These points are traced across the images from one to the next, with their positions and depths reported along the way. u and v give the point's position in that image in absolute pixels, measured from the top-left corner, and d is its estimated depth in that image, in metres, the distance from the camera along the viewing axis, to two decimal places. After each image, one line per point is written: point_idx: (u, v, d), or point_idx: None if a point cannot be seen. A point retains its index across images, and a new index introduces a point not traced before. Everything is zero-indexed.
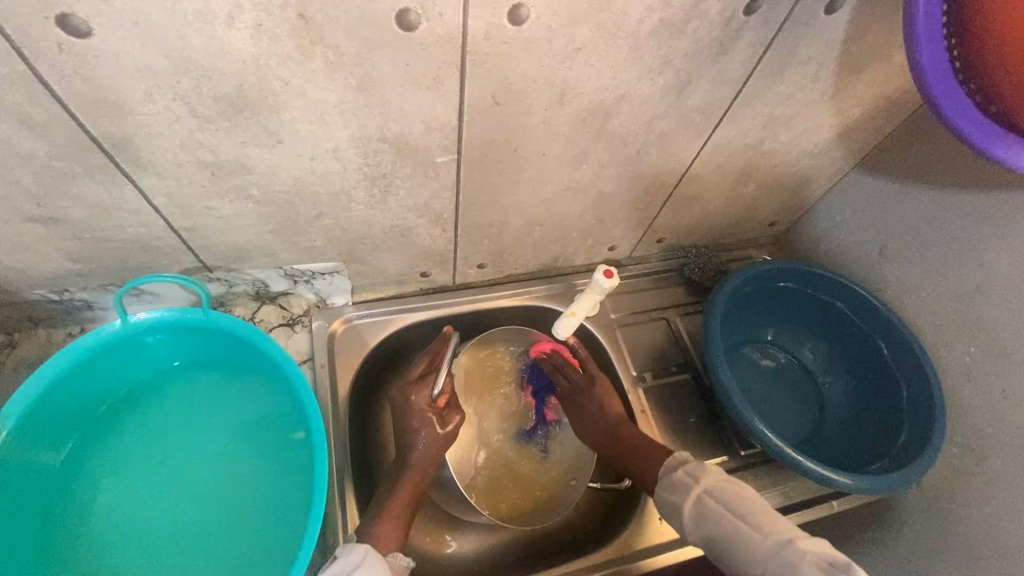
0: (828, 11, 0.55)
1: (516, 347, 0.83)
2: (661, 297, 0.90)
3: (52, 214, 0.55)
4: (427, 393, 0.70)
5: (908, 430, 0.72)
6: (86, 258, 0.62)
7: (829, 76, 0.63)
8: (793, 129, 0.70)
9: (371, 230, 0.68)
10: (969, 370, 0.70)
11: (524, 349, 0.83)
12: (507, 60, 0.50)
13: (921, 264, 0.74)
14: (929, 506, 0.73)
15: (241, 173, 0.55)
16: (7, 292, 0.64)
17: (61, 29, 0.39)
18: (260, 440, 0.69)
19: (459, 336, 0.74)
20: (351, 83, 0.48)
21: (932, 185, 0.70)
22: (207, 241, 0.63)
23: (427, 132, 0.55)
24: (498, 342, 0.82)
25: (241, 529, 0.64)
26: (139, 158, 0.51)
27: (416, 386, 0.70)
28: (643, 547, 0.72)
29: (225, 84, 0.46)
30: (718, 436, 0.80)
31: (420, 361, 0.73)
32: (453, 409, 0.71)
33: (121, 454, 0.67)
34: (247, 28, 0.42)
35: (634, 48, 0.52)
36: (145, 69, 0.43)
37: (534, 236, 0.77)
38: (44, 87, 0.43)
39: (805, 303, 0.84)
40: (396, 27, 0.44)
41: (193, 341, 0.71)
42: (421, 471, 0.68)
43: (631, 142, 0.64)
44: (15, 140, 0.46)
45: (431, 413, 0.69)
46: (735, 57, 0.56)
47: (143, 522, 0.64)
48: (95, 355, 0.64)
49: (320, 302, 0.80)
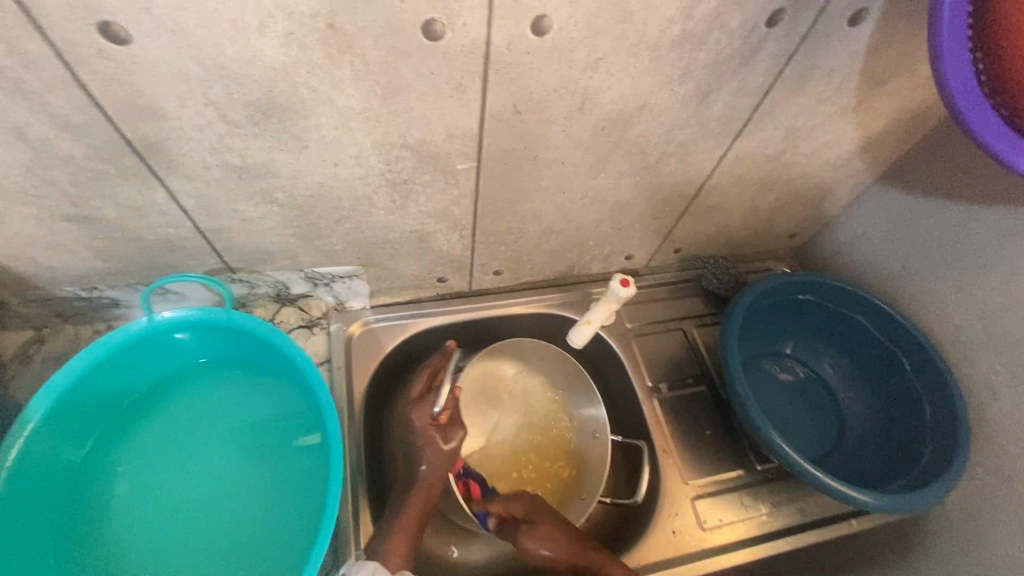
0: (852, 24, 0.55)
1: (525, 357, 0.86)
2: (678, 307, 0.90)
3: (86, 213, 0.57)
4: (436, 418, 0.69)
5: (932, 448, 0.71)
6: (116, 257, 0.64)
7: (852, 88, 0.63)
8: (815, 141, 0.70)
9: (391, 234, 0.69)
10: (995, 389, 0.69)
11: (529, 360, 0.86)
12: (529, 69, 0.50)
13: (944, 279, 0.73)
14: (952, 527, 0.71)
15: (268, 176, 0.56)
16: (40, 289, 0.67)
17: (102, 36, 0.41)
18: (277, 443, 0.70)
19: (459, 353, 0.77)
20: (376, 91, 0.49)
21: (957, 200, 0.69)
22: (231, 243, 0.65)
23: (448, 139, 0.56)
24: (503, 354, 0.85)
25: (256, 530, 0.65)
26: (170, 161, 0.52)
27: (418, 404, 0.71)
28: (656, 560, 0.70)
29: (256, 91, 0.47)
30: (735, 450, 0.79)
31: (421, 377, 0.74)
32: (456, 425, 0.72)
33: (142, 452, 0.69)
34: (278, 37, 0.43)
35: (655, 59, 0.52)
36: (180, 75, 0.45)
37: (551, 244, 0.78)
38: (84, 92, 0.44)
39: (824, 316, 0.83)
40: (421, 36, 0.45)
41: (216, 342, 0.72)
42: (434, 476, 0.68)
43: (650, 152, 0.64)
44: (55, 143, 0.48)
45: (432, 430, 0.69)
46: (757, 69, 0.56)
47: (159, 521, 0.65)
48: (121, 351, 0.66)
49: (338, 305, 0.81)
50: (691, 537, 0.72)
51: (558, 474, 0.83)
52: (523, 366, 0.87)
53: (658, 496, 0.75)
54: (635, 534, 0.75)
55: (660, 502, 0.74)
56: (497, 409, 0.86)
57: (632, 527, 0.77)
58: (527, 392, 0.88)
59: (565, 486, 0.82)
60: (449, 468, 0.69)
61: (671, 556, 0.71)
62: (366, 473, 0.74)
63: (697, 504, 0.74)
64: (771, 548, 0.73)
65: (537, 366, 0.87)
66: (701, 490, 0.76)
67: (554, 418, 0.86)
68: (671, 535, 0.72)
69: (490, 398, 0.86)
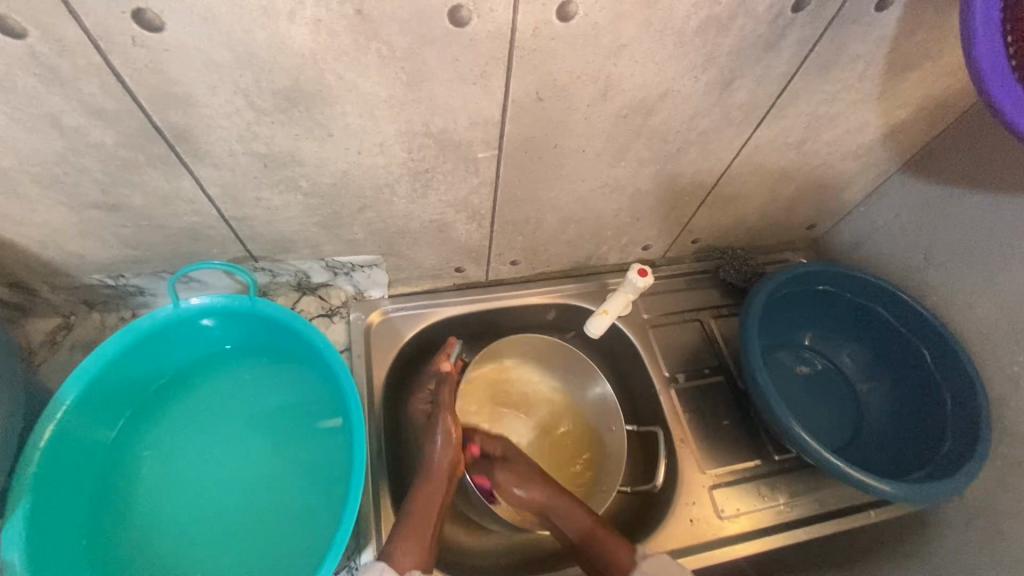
0: (879, 9, 0.54)
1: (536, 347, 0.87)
2: (695, 298, 0.90)
3: (115, 201, 0.58)
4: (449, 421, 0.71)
5: (953, 440, 0.70)
6: (143, 245, 0.65)
7: (876, 75, 0.62)
8: (837, 129, 0.69)
9: (410, 223, 0.69)
10: (1018, 379, 0.68)
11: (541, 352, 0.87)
12: (553, 56, 0.50)
13: (967, 270, 0.72)
14: (973, 519, 0.71)
15: (292, 164, 0.57)
16: (69, 276, 0.68)
17: (136, 23, 0.41)
18: (299, 428, 0.71)
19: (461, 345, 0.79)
20: (401, 78, 0.50)
21: (981, 189, 0.68)
22: (255, 231, 0.66)
23: (471, 127, 0.56)
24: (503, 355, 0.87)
25: (281, 514, 0.66)
26: (198, 149, 0.53)
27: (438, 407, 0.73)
28: (673, 548, 0.71)
29: (283, 79, 0.48)
30: (752, 441, 0.79)
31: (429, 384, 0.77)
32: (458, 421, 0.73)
33: (171, 435, 0.70)
34: (307, 23, 0.44)
35: (679, 44, 0.52)
36: (210, 63, 0.45)
37: (568, 234, 0.78)
38: (117, 80, 0.45)
39: (842, 308, 0.83)
40: (447, 22, 0.46)
41: (241, 329, 0.73)
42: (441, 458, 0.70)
43: (671, 140, 0.64)
44: (86, 130, 0.49)
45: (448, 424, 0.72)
46: (781, 55, 0.56)
47: (186, 503, 0.66)
48: (148, 338, 0.67)
49: (357, 295, 0.82)
50: (709, 527, 0.72)
51: (574, 467, 0.84)
52: (541, 362, 0.89)
53: (676, 485, 0.75)
54: (651, 522, 0.75)
55: (677, 491, 0.75)
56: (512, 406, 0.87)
57: (649, 516, 0.77)
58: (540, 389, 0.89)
59: (581, 481, 0.83)
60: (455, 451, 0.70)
61: (687, 545, 0.71)
62: (386, 465, 0.74)
63: (714, 494, 0.75)
64: (789, 538, 0.73)
65: (554, 363, 0.88)
66: (718, 480, 0.76)
67: (571, 414, 0.87)
68: (688, 523, 0.72)
69: (507, 397, 0.87)
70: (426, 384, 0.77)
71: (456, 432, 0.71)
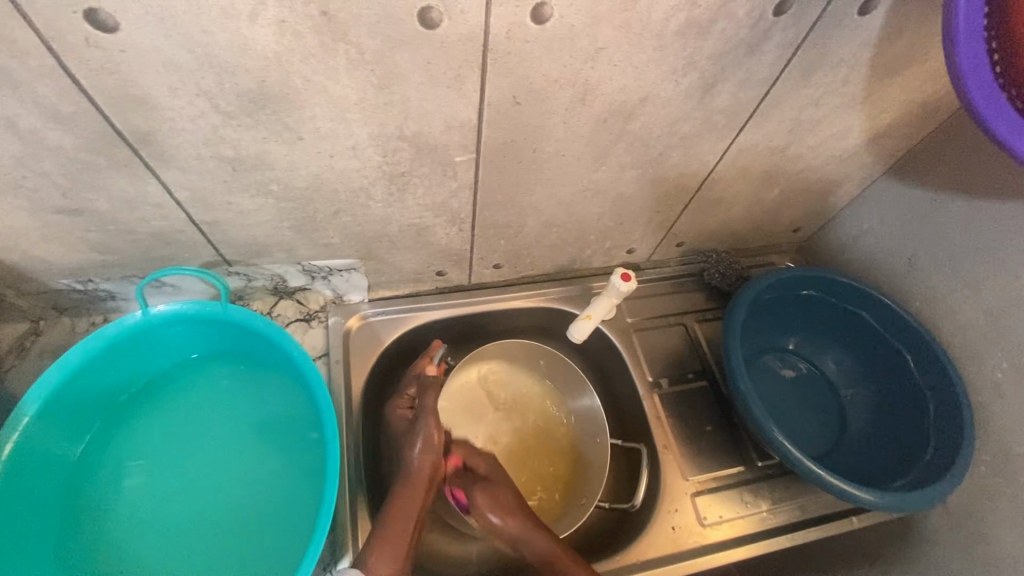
0: (862, 12, 0.53)
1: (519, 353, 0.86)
2: (680, 302, 0.89)
3: (78, 205, 0.56)
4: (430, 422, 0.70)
5: (935, 447, 0.70)
6: (110, 250, 0.63)
7: (861, 79, 0.61)
8: (821, 134, 0.68)
9: (388, 227, 0.68)
10: (1000, 385, 0.68)
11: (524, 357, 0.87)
12: (529, 59, 0.49)
13: (951, 275, 0.72)
14: (954, 525, 0.71)
15: (262, 168, 0.55)
16: (34, 281, 0.66)
17: (89, 23, 0.40)
18: (273, 437, 0.70)
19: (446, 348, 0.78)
20: (372, 81, 0.48)
21: (965, 195, 0.67)
22: (227, 235, 0.64)
23: (446, 131, 0.55)
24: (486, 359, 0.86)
25: (254, 525, 0.65)
26: (163, 152, 0.51)
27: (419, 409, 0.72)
28: (654, 556, 0.70)
29: (248, 81, 0.46)
30: (737, 447, 0.79)
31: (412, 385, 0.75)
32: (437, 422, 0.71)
33: (142, 445, 0.69)
34: (270, 24, 0.42)
35: (659, 48, 0.51)
36: (169, 64, 0.43)
37: (550, 238, 0.77)
38: (72, 82, 0.43)
39: (827, 312, 0.82)
40: (418, 24, 0.44)
41: (213, 336, 0.71)
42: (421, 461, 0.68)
43: (653, 144, 0.63)
44: (43, 133, 0.47)
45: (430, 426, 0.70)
46: (763, 59, 0.55)
47: (157, 514, 0.65)
48: (117, 345, 0.66)
49: (336, 298, 0.80)
50: (691, 534, 0.72)
51: (557, 474, 0.83)
52: (527, 367, 0.88)
53: (658, 492, 0.75)
54: (632, 530, 0.74)
55: (659, 498, 0.74)
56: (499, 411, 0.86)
57: (631, 523, 0.76)
58: (526, 396, 0.88)
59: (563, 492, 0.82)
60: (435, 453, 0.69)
61: (669, 553, 0.70)
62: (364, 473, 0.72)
63: (697, 501, 0.74)
64: (772, 545, 0.72)
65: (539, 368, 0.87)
66: (701, 487, 0.75)
67: (555, 420, 0.86)
68: (670, 531, 0.72)
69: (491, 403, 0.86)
70: (406, 388, 0.75)
71: (439, 436, 0.70)
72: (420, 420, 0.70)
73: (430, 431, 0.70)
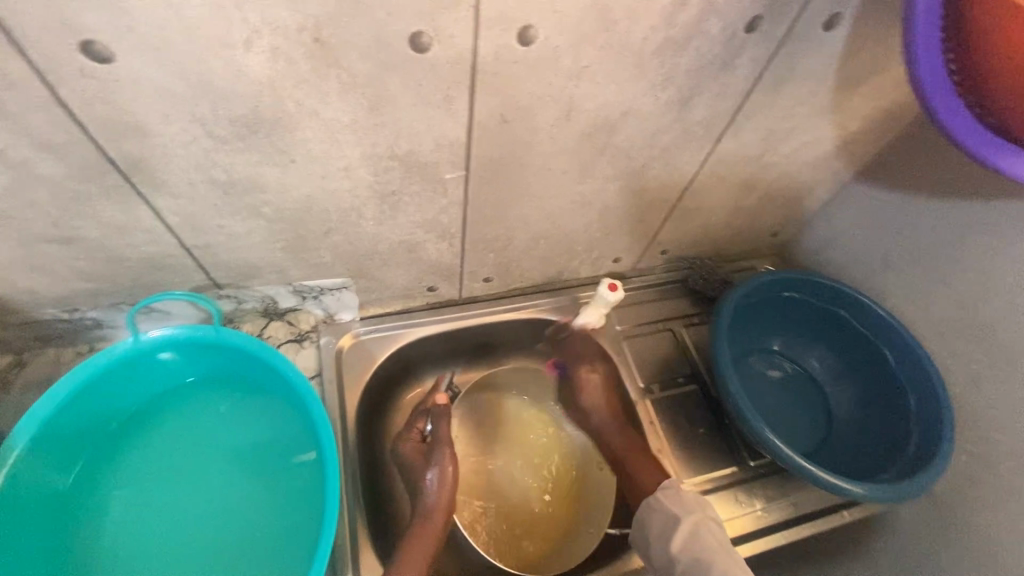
0: (827, 27, 0.56)
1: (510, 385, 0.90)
2: (667, 308, 0.91)
3: (68, 234, 0.55)
4: (443, 456, 0.73)
5: (918, 438, 0.73)
6: (99, 277, 0.62)
7: (827, 91, 0.65)
8: (793, 142, 0.71)
9: (379, 246, 0.69)
10: (975, 375, 0.71)
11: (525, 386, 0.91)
12: (515, 79, 0.51)
13: (921, 272, 0.75)
14: (939, 514, 0.73)
15: (255, 191, 0.56)
16: (19, 312, 0.65)
17: (84, 55, 0.40)
18: (268, 458, 0.69)
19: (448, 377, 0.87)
20: (363, 103, 0.49)
21: (931, 195, 0.71)
22: (217, 259, 0.64)
23: (436, 149, 0.56)
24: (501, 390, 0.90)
25: (254, 544, 0.64)
26: (155, 178, 0.52)
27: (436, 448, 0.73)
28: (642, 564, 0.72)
29: (242, 106, 0.47)
30: (728, 448, 0.80)
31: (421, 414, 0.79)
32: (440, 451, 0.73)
33: (136, 474, 0.67)
34: (264, 51, 0.43)
35: (639, 65, 0.53)
36: (164, 92, 0.44)
37: (539, 250, 0.78)
38: (65, 112, 0.44)
39: (809, 312, 0.85)
40: (409, 48, 0.46)
41: (205, 360, 0.71)
42: (436, 496, 0.70)
43: (635, 156, 0.65)
44: (33, 163, 0.47)
45: (447, 460, 0.72)
46: (738, 72, 0.58)
47: (152, 543, 0.64)
48: (108, 372, 0.65)
49: (327, 318, 0.80)
50: None
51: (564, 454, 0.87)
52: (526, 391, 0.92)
53: None
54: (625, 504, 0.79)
55: None
56: (497, 439, 0.88)
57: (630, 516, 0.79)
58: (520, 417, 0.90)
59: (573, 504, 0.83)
60: (450, 487, 0.71)
61: None
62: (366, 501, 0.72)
63: None
64: (767, 543, 0.74)
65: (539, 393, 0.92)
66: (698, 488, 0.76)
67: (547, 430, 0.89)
68: None
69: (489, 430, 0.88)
70: (416, 422, 0.77)
71: (453, 468, 0.72)
72: (436, 451, 0.73)
73: (444, 465, 0.72)
